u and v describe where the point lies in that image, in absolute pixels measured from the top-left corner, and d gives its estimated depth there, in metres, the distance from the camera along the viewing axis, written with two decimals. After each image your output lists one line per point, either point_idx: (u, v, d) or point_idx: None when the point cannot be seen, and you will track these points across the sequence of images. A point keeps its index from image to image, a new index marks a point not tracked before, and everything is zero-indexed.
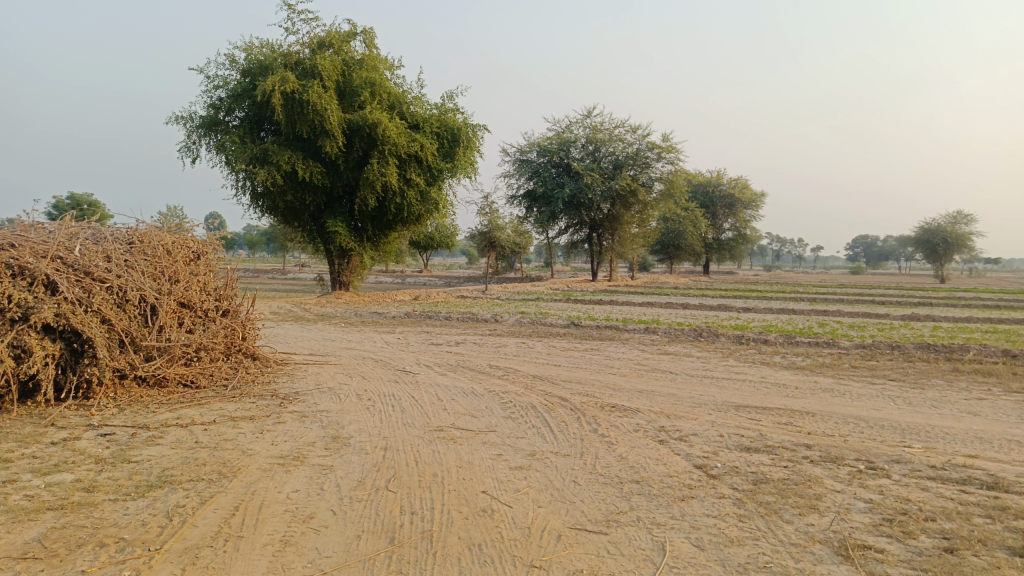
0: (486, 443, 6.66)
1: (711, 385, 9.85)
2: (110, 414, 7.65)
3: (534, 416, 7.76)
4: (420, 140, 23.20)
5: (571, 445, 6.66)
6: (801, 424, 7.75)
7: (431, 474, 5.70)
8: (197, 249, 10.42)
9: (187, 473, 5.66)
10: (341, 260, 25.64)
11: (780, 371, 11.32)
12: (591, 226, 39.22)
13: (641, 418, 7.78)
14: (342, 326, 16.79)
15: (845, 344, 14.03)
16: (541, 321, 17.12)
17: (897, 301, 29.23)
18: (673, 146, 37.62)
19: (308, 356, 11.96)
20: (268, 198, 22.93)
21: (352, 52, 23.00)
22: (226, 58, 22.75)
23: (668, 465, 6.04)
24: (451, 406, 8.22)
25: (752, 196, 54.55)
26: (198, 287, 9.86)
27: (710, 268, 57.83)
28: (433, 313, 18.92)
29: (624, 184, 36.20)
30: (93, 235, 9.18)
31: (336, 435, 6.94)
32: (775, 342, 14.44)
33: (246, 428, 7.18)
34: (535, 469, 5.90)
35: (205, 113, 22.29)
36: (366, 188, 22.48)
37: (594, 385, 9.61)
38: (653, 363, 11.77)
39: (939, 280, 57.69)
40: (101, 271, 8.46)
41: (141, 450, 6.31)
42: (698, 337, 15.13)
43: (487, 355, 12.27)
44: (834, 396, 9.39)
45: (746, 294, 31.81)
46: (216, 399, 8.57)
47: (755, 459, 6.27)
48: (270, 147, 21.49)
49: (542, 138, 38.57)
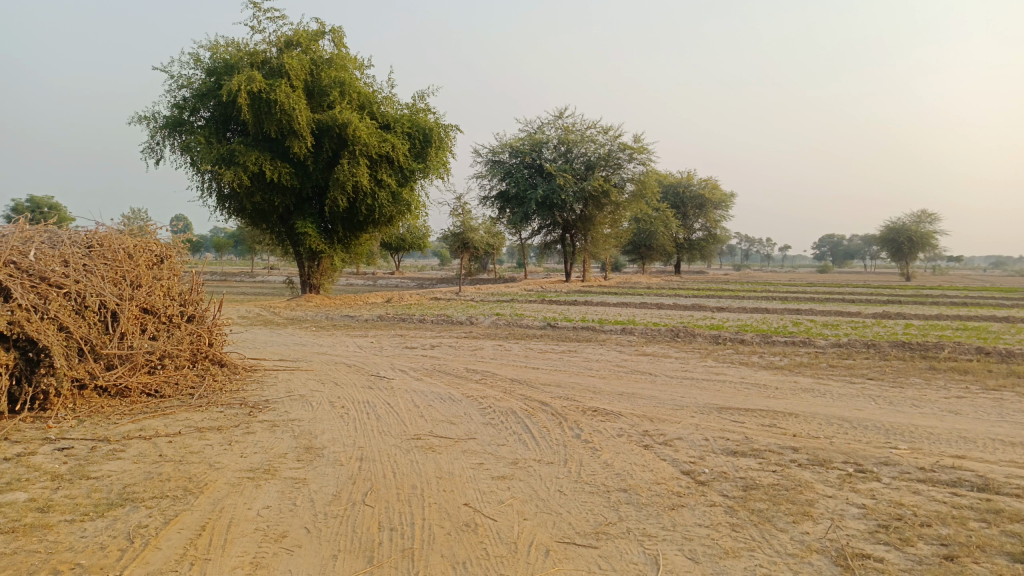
0: (467, 452, 6.42)
1: (692, 387, 9.72)
2: (68, 426, 7.28)
3: (515, 422, 7.54)
4: (392, 141, 22.86)
5: (554, 452, 6.45)
6: (786, 426, 7.63)
7: (410, 486, 5.45)
8: (161, 252, 10.01)
9: (150, 490, 5.33)
10: (311, 262, 25.18)
11: (760, 371, 11.25)
12: (564, 227, 39.13)
13: (624, 422, 7.60)
14: (314, 330, 16.39)
15: (821, 342, 14.05)
16: (517, 323, 16.90)
17: (866, 299, 29.57)
18: (645, 146, 37.69)
19: (279, 362, 11.60)
20: (236, 200, 22.42)
21: (321, 51, 22.61)
22: (191, 57, 22.22)
23: (655, 472, 5.86)
24: (428, 413, 7.97)
25: (722, 197, 55.03)
26: (161, 292, 9.47)
27: (682, 268, 58.13)
28: (407, 316, 18.61)
29: (597, 185, 36.18)
30: (49, 239, 8.75)
31: (309, 446, 6.65)
32: (752, 342, 14.40)
33: (213, 439, 6.85)
34: (518, 479, 5.68)
35: (169, 113, 21.70)
36: (336, 189, 22.09)
37: (574, 388, 9.43)
38: (632, 364, 11.62)
39: (904, 279, 58.56)
40: (58, 276, 8.06)
41: (101, 465, 5.95)
42: (675, 337, 15.02)
43: (464, 358, 12.02)
44: (816, 396, 9.31)
45: (718, 294, 31.94)
46: (182, 408, 8.21)
47: (742, 464, 6.12)
48: (237, 147, 21.01)
49: (514, 139, 38.39)
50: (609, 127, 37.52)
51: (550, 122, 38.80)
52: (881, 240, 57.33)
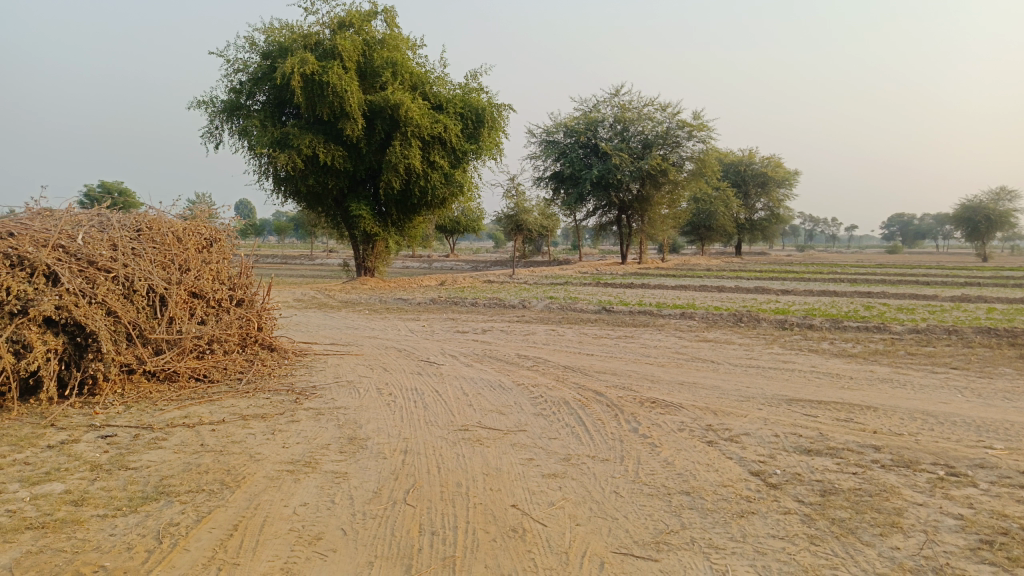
0: (516, 446, 6.04)
1: (758, 377, 9.10)
2: (114, 412, 7.20)
3: (568, 414, 7.12)
4: (444, 121, 22.51)
5: (610, 447, 6.02)
6: (863, 421, 7.01)
7: (455, 484, 5.10)
8: (210, 236, 9.90)
9: (187, 484, 5.13)
10: (366, 245, 25.18)
11: (831, 359, 10.53)
12: (620, 208, 38.30)
13: (685, 415, 7.10)
14: (367, 314, 16.26)
15: (897, 328, 13.15)
16: (570, 307, 16.42)
17: (941, 281, 28.01)
18: (705, 123, 36.47)
19: (329, 346, 11.46)
20: (291, 183, 22.49)
21: (374, 32, 22.36)
22: (247, 41, 22.28)
23: (720, 472, 5.38)
24: (477, 402, 7.62)
25: (786, 175, 53.21)
26: (210, 276, 9.36)
27: (742, 249, 56.41)
28: (460, 299, 18.34)
29: (654, 164, 35.20)
30: (99, 223, 8.69)
31: (353, 436, 6.38)
32: (821, 327, 13.58)
33: (257, 428, 6.65)
34: (571, 478, 5.27)
35: (226, 97, 21.85)
36: (389, 171, 21.90)
37: (630, 377, 8.96)
38: (692, 351, 11.04)
39: (981, 259, 55.51)
40: (106, 260, 7.98)
41: (141, 455, 5.80)
42: (737, 323, 14.33)
43: (516, 344, 11.64)
44: (895, 388, 8.59)
45: (779, 275, 30.79)
46: (228, 394, 8.06)
47: (819, 465, 5.58)
48: (291, 130, 21.02)
49: (569, 118, 37.61)
50: (667, 103, 36.38)
51: (606, 100, 37.84)
52: (956, 219, 54.52)
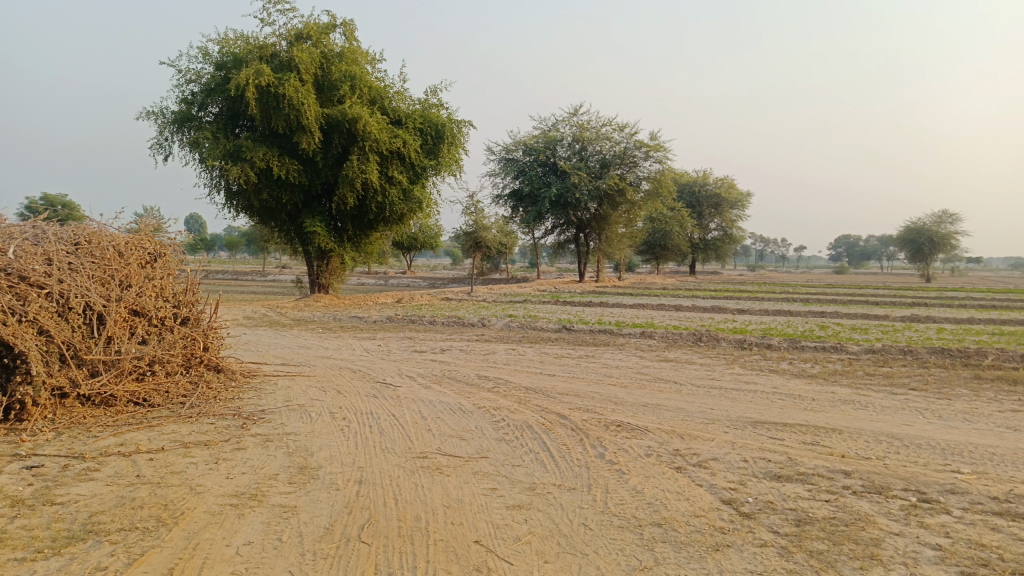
0: (478, 474, 5.74)
1: (722, 398, 8.96)
2: (43, 440, 6.68)
3: (531, 439, 6.84)
4: (403, 136, 22.19)
5: (576, 475, 5.76)
6: (830, 444, 6.90)
7: (414, 518, 4.79)
8: (154, 250, 9.37)
9: (119, 521, 4.70)
10: (321, 262, 24.61)
11: (792, 379, 10.49)
12: (578, 226, 38.39)
13: (652, 440, 6.89)
14: (321, 332, 15.77)
15: (854, 348, 13.25)
16: (530, 326, 16.17)
17: (889, 301, 28.63)
18: (661, 144, 36.90)
19: (281, 367, 10.98)
20: (243, 197, 21.87)
21: (331, 45, 21.97)
22: (199, 51, 21.67)
23: (691, 501, 5.17)
24: (436, 427, 7.28)
25: (739, 196, 54.23)
26: (153, 293, 8.84)
27: (697, 268, 57.01)
28: (417, 317, 17.96)
29: (612, 183, 35.40)
30: (32, 236, 8.13)
31: (303, 465, 5.99)
32: (779, 347, 13.59)
33: (199, 457, 6.21)
34: (536, 509, 5.00)
35: (177, 108, 21.17)
36: (345, 186, 21.47)
37: (593, 399, 8.73)
38: (654, 372, 10.90)
39: (924, 280, 57.12)
40: (39, 275, 7.45)
41: (69, 488, 5.32)
42: (697, 342, 14.29)
43: (475, 364, 11.33)
44: (858, 410, 8.54)
45: (734, 295, 31.12)
46: (170, 420, 7.57)
47: (791, 492, 5.41)
48: (244, 142, 20.45)
49: (528, 136, 37.62)
50: (625, 123, 36.70)
51: (564, 119, 37.97)
52: (900, 241, 56.09)
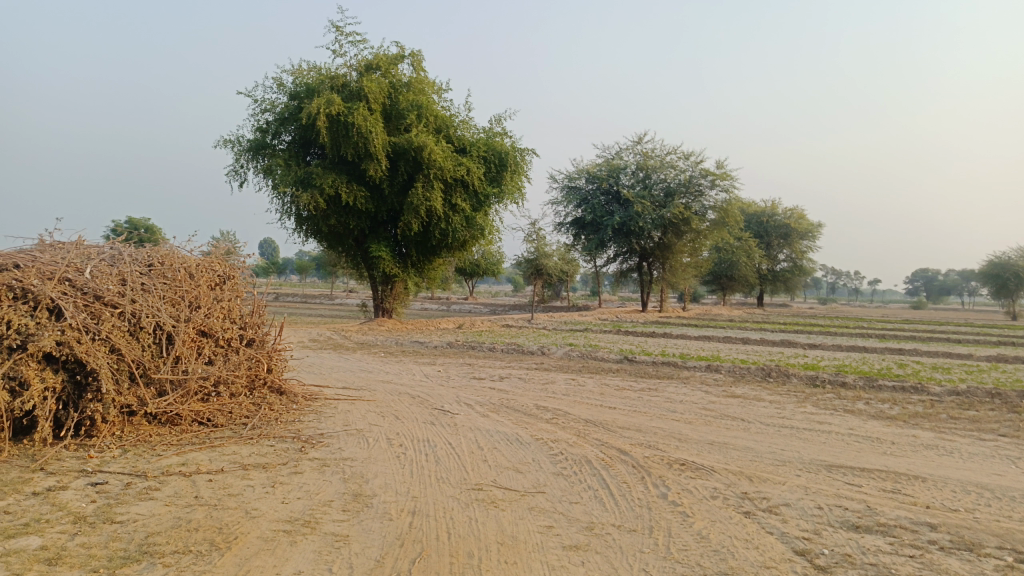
0: (534, 510, 5.55)
1: (793, 439, 8.52)
2: (110, 456, 6.82)
3: (591, 474, 6.61)
4: (467, 164, 22.41)
5: (637, 516, 5.51)
6: (912, 493, 6.43)
7: (467, 554, 4.63)
8: (223, 272, 9.58)
9: (174, 543, 4.69)
10: (385, 286, 24.95)
11: (869, 421, 9.92)
12: (641, 255, 37.93)
13: (717, 480, 6.56)
14: (382, 356, 15.88)
15: (936, 389, 12.50)
16: (591, 355, 15.91)
17: (973, 339, 27.09)
18: (728, 173, 36.24)
19: (341, 390, 11.05)
20: (312, 222, 22.43)
21: (400, 75, 22.48)
22: (275, 81, 22.46)
23: (761, 551, 4.85)
24: (493, 457, 7.13)
25: (809, 227, 52.75)
26: (221, 314, 9.02)
27: (765, 301, 55.47)
28: (478, 343, 17.92)
29: (677, 212, 34.90)
30: (109, 256, 8.43)
31: (358, 493, 5.92)
32: (854, 386, 12.95)
33: (257, 480, 6.22)
34: (594, 551, 4.77)
35: (252, 136, 21.95)
36: (410, 213, 21.76)
37: (656, 435, 8.43)
38: (720, 407, 10.49)
39: (1011, 317, 54.05)
40: (113, 295, 7.69)
41: (130, 507, 5.37)
42: (765, 378, 13.75)
43: (534, 393, 11.16)
44: (943, 456, 7.97)
45: (804, 329, 30.05)
46: (231, 441, 7.65)
47: (871, 545, 5.03)
48: (314, 169, 21.00)
49: (591, 164, 37.55)
50: (690, 152, 36.27)
51: (628, 147, 37.78)
52: (983, 276, 53.41)
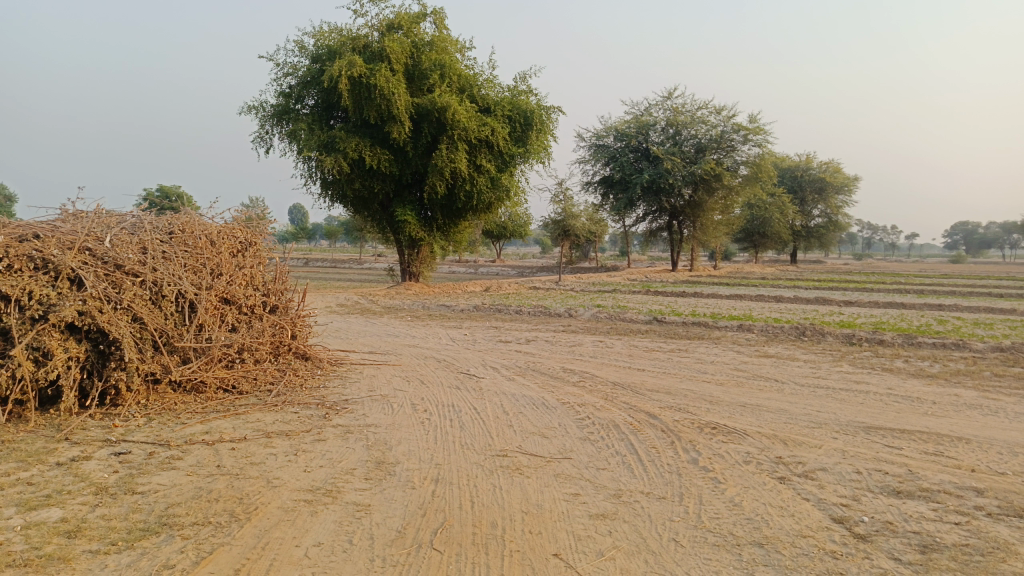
0: (560, 477, 5.40)
1: (828, 400, 8.24)
2: (134, 425, 6.82)
3: (618, 440, 6.43)
4: (492, 124, 22.00)
5: (666, 482, 5.33)
6: (956, 456, 6.14)
7: (490, 524, 4.50)
8: (246, 238, 9.45)
9: (194, 514, 4.64)
10: (411, 250, 24.83)
11: (909, 379, 9.58)
12: (671, 214, 37.26)
13: (751, 445, 6.33)
14: (408, 320, 15.79)
15: (979, 345, 12.05)
16: (619, 317, 15.67)
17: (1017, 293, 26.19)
18: (761, 127, 35.21)
19: (367, 355, 10.98)
20: (337, 187, 22.28)
21: (422, 34, 22.01)
22: (296, 44, 22.15)
23: (797, 518, 4.65)
24: (519, 423, 6.98)
25: (845, 180, 51.33)
26: (243, 281, 8.92)
27: (798, 257, 54.35)
28: (505, 306, 17.74)
29: (707, 169, 34.11)
30: (130, 225, 8.35)
31: (381, 460, 5.82)
32: (892, 343, 12.55)
33: (279, 447, 6.15)
34: (621, 520, 4.61)
35: (276, 101, 21.75)
36: (434, 175, 21.49)
37: (686, 397, 8.22)
38: (752, 368, 10.20)
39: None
40: (134, 264, 7.63)
41: (152, 477, 5.34)
42: (799, 337, 13.40)
43: (561, 356, 10.99)
44: (988, 416, 7.64)
45: (839, 285, 29.41)
46: (255, 408, 7.60)
47: (913, 511, 4.79)
48: (338, 133, 20.77)
49: (619, 121, 36.76)
50: (722, 106, 35.27)
51: (657, 103, 36.87)
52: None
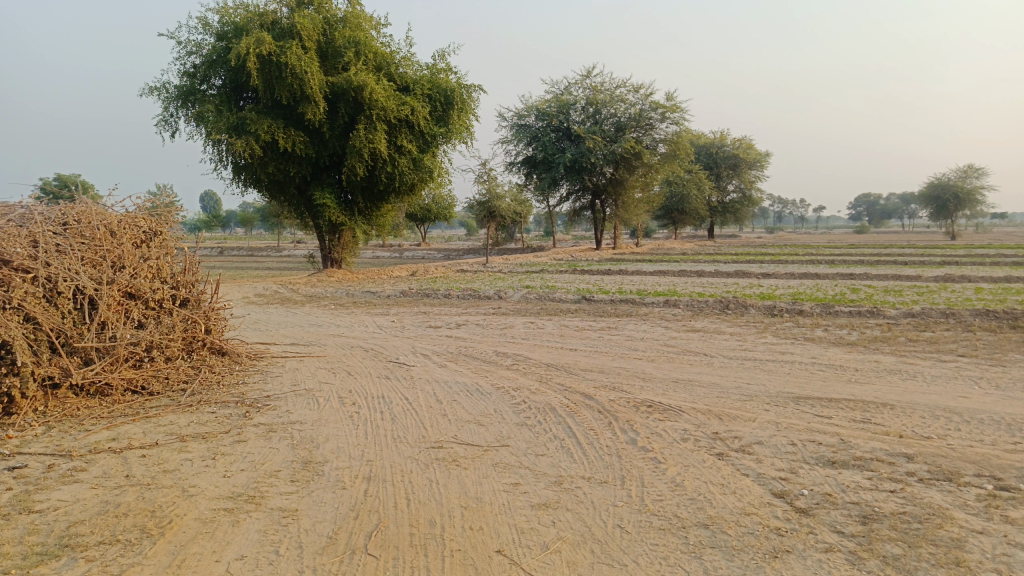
0: (498, 467, 5.20)
1: (757, 372, 8.34)
2: (31, 435, 6.22)
3: (555, 423, 6.28)
4: (411, 103, 21.45)
5: (606, 466, 5.21)
6: (883, 422, 6.27)
7: (428, 522, 4.26)
8: (150, 228, 8.77)
9: (100, 532, 4.21)
10: (332, 236, 24.08)
11: (831, 348, 9.84)
12: (594, 192, 37.48)
13: (687, 421, 6.30)
14: (332, 309, 15.25)
15: (892, 312, 12.53)
16: (548, 297, 15.59)
17: (920, 261, 27.61)
18: (678, 104, 35.75)
19: (289, 347, 10.48)
20: (250, 171, 21.29)
21: (334, 10, 21.16)
22: (199, 21, 20.92)
23: (739, 496, 4.60)
24: (453, 411, 6.74)
25: (757, 156, 52.91)
26: (149, 274, 8.29)
27: (716, 232, 55.84)
28: (432, 290, 17.40)
29: (628, 147, 34.42)
30: (18, 216, 7.60)
31: (308, 459, 5.48)
32: (812, 313, 12.91)
33: (196, 452, 5.72)
34: (564, 509, 4.45)
35: (180, 82, 20.53)
36: (353, 157, 20.83)
37: (619, 375, 8.17)
38: (682, 343, 10.27)
39: (949, 237, 55.61)
40: (24, 259, 6.95)
41: (52, 493, 4.85)
42: (724, 310, 13.63)
43: (492, 339, 10.78)
44: (907, 381, 7.89)
45: (756, 258, 30.29)
46: (168, 410, 7.09)
47: (850, 481, 4.83)
48: (248, 115, 19.81)
49: (540, 100, 36.61)
50: (639, 85, 35.58)
51: (577, 82, 36.88)
52: (925, 198, 54.50)
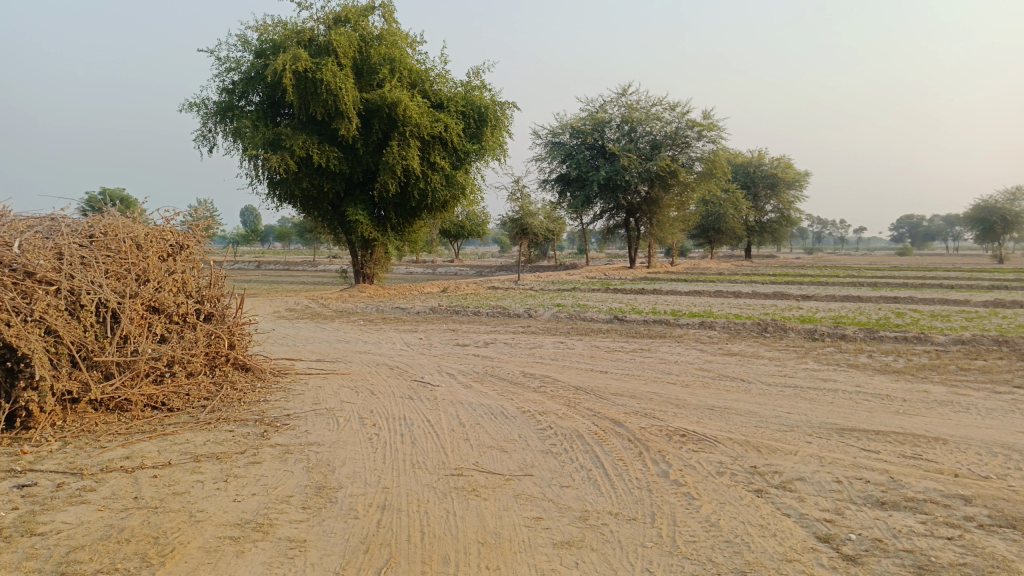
0: (520, 498, 4.91)
1: (798, 400, 7.91)
2: (46, 451, 6.11)
3: (582, 452, 5.96)
4: (445, 120, 21.43)
5: (636, 501, 4.87)
6: (936, 459, 5.83)
7: (442, 560, 3.97)
8: (177, 241, 8.69)
9: (100, 559, 4.01)
10: (364, 251, 24.09)
11: (876, 376, 9.35)
12: (628, 211, 37.10)
13: (723, 454, 5.93)
14: (361, 325, 15.12)
15: (940, 339, 11.94)
16: (580, 316, 15.27)
17: (967, 284, 26.64)
18: (715, 123, 35.29)
19: (314, 364, 10.33)
20: (284, 186, 21.39)
21: (370, 28, 21.28)
22: (239, 39, 21.22)
23: (779, 539, 4.24)
24: (476, 436, 6.46)
25: (796, 175, 52.05)
26: (173, 288, 8.19)
27: (753, 252, 54.92)
28: (462, 307, 17.20)
29: (663, 165, 34.04)
30: (45, 228, 7.57)
31: (322, 485, 5.24)
32: (855, 338, 12.38)
33: (208, 473, 5.53)
34: (588, 548, 4.14)
35: (218, 98, 20.79)
36: (386, 173, 20.81)
37: (651, 401, 7.82)
38: (717, 367, 9.86)
39: (996, 259, 53.86)
40: (48, 271, 6.88)
41: (58, 514, 4.68)
42: (761, 333, 13.16)
43: (521, 359, 10.51)
44: (960, 413, 7.40)
45: (795, 279, 29.56)
46: (186, 427, 6.94)
47: (904, 526, 4.42)
48: (284, 130, 19.95)
49: (575, 118, 36.45)
50: (676, 102, 35.21)
51: (612, 100, 36.66)
52: (970, 219, 52.93)
